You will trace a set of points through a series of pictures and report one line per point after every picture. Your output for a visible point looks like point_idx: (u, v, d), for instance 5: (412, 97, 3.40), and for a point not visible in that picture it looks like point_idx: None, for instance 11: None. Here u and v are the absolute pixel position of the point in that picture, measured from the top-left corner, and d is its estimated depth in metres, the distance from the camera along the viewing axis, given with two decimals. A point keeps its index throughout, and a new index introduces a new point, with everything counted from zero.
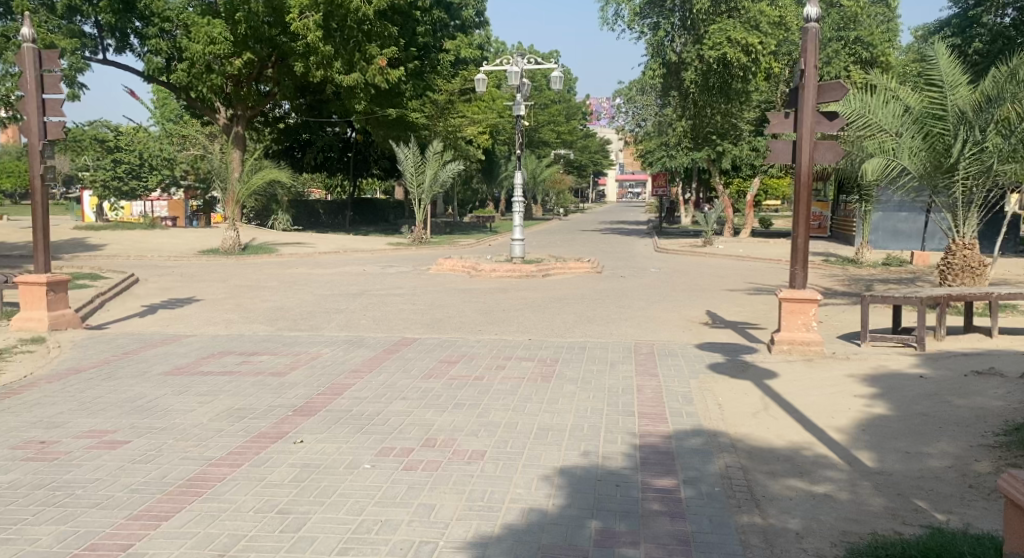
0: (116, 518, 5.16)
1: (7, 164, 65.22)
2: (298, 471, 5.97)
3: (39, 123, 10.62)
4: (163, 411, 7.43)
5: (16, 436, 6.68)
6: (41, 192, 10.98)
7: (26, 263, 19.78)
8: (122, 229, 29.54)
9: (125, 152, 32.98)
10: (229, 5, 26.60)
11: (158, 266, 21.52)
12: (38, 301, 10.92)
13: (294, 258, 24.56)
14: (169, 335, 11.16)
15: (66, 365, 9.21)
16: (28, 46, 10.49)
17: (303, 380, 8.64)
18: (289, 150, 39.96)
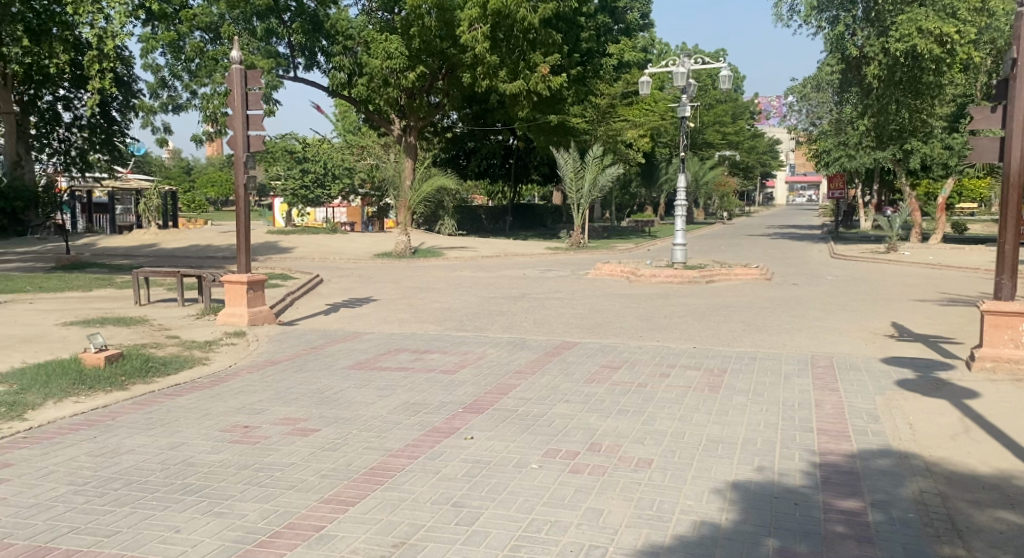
0: (310, 500, 5.52)
1: (212, 175, 70.98)
2: (470, 467, 6.16)
3: (243, 135, 11.54)
4: (347, 403, 7.87)
5: (223, 420, 7.31)
6: (243, 199, 11.94)
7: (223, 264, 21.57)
8: (308, 234, 31.59)
9: (312, 162, 35.20)
10: (405, 21, 27.85)
11: (336, 268, 22.82)
12: (240, 299, 11.88)
13: (460, 261, 25.33)
14: (349, 332, 11.82)
15: (263, 358, 9.95)
16: (235, 67, 11.47)
17: (470, 379, 8.88)
18: (454, 158, 41.56)
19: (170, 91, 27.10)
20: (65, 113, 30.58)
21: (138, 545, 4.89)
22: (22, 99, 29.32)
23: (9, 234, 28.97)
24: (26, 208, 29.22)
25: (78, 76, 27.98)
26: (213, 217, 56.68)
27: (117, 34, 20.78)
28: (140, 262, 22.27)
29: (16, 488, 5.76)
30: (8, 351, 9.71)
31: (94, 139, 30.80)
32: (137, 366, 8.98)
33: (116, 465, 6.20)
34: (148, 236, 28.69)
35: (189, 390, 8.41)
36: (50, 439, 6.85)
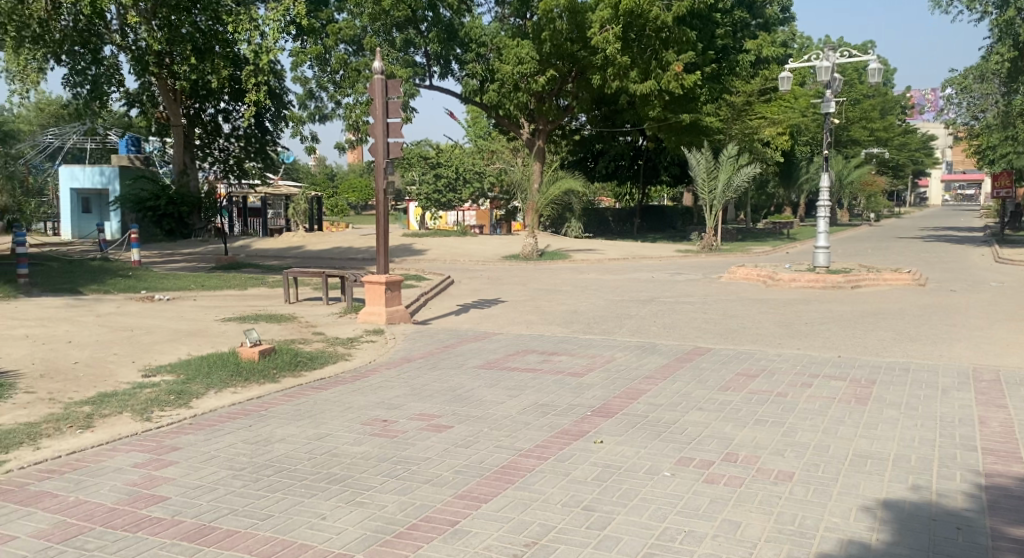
0: (445, 495, 5.57)
1: (353, 181, 73.74)
2: (600, 471, 6.06)
3: (383, 142, 11.88)
4: (480, 402, 7.93)
5: (362, 413, 7.52)
6: (382, 203, 12.28)
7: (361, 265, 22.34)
8: (440, 237, 32.22)
9: (446, 168, 36.39)
10: (537, 26, 28.02)
11: (467, 269, 23.21)
12: (378, 298, 12.22)
13: (588, 265, 25.17)
14: (481, 332, 11.94)
15: (399, 355, 10.19)
16: (377, 77, 11.82)
17: (600, 382, 8.77)
18: (582, 160, 41.52)
19: (317, 102, 28.30)
20: (225, 124, 32.35)
21: (288, 529, 5.06)
22: (189, 112, 31.22)
23: (177, 238, 31.09)
24: (191, 212, 31.18)
25: (236, 89, 29.74)
26: (353, 219, 58.91)
27: (271, 49, 21.92)
28: (286, 263, 23.39)
29: (183, 469, 6.12)
30: (174, 343, 10.37)
31: (250, 148, 32.96)
32: (287, 360, 9.40)
33: (269, 453, 6.48)
34: (294, 238, 30.15)
35: (333, 385, 8.70)
36: (211, 425, 7.26)
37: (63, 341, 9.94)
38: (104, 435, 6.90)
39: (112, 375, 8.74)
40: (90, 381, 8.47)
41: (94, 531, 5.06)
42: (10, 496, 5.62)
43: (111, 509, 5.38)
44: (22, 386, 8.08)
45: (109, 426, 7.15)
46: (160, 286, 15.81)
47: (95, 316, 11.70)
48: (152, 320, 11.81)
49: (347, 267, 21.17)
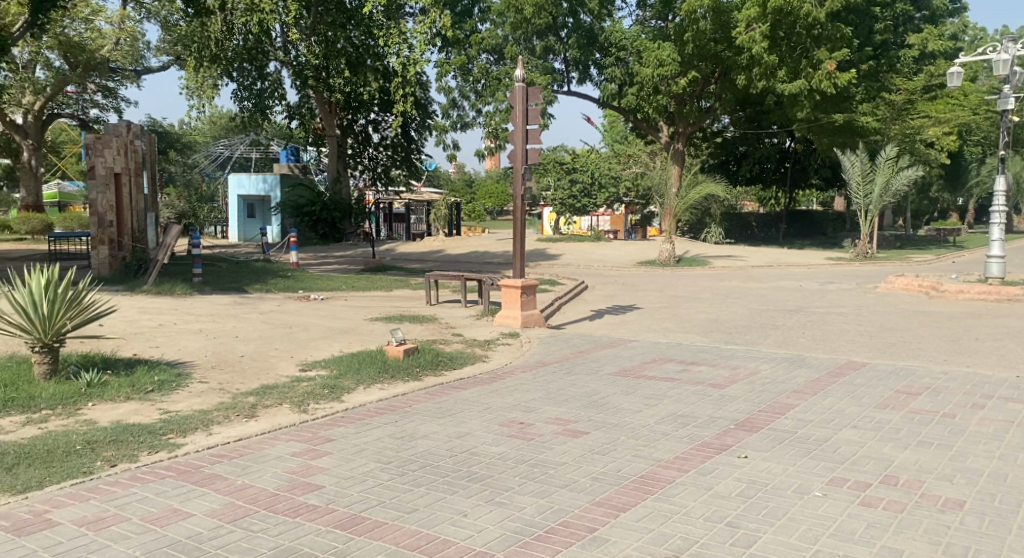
0: (582, 501, 5.54)
1: (491, 187, 74.81)
2: (744, 486, 5.85)
3: (521, 149, 11.99)
4: (617, 409, 7.84)
5: (501, 415, 7.60)
6: (520, 209, 12.39)
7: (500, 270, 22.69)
8: (575, 241, 32.24)
9: (581, 173, 35.70)
10: (679, 27, 27.51)
11: (603, 275, 23.08)
12: (514, 302, 12.33)
13: (729, 271, 24.53)
14: (618, 339, 11.85)
15: (535, 358, 10.26)
16: (517, 85, 11.94)
17: (743, 395, 8.49)
18: (724, 163, 40.26)
19: (459, 110, 28.97)
20: (375, 134, 33.90)
21: (432, 524, 5.17)
22: (342, 123, 32.81)
23: (330, 242, 32.33)
24: (344, 217, 32.41)
25: (386, 100, 31.02)
26: (493, 225, 59.91)
27: (418, 61, 22.64)
28: (428, 267, 24.07)
29: (336, 460, 6.39)
30: (328, 340, 10.87)
31: (395, 157, 34.35)
32: (430, 359, 9.67)
33: (414, 448, 6.67)
34: (435, 243, 30.95)
35: (472, 385, 8.84)
36: (361, 419, 7.56)
37: (230, 335, 10.61)
38: (266, 425, 7.31)
39: (273, 369, 9.26)
40: (253, 374, 8.99)
41: (258, 514, 5.35)
42: (187, 476, 6.04)
43: (273, 494, 5.69)
44: (195, 376, 8.68)
45: (271, 416, 7.58)
46: (316, 287, 16.61)
47: (258, 313, 12.42)
48: (308, 317, 12.43)
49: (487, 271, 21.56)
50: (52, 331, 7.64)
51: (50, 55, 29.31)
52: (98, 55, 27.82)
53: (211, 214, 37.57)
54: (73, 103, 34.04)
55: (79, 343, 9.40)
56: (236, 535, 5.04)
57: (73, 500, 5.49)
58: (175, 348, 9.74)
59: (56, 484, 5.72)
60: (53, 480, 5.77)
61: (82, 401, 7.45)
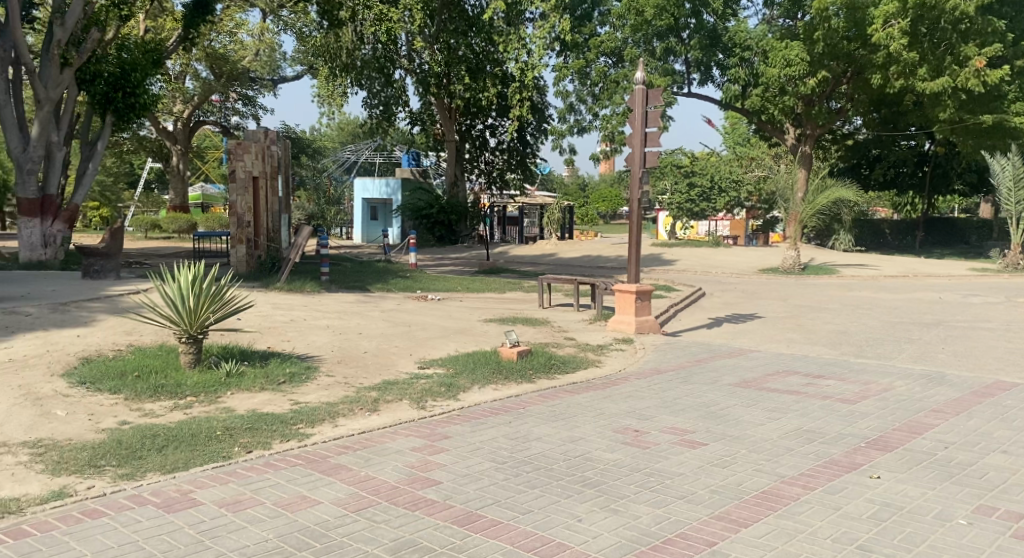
0: (701, 514, 5.54)
1: (605, 191, 74.36)
2: (878, 508, 5.70)
3: (640, 152, 11.96)
4: (738, 421, 7.75)
5: (616, 421, 7.66)
6: (637, 212, 12.38)
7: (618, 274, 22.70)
8: (692, 247, 31.83)
9: (700, 177, 35.43)
10: (809, 25, 26.69)
11: (724, 281, 22.72)
12: (628, 307, 12.32)
13: (858, 281, 23.69)
14: (738, 348, 11.65)
15: (651, 365, 10.24)
16: (638, 87, 11.94)
17: (874, 412, 8.23)
18: (856, 167, 38.76)
19: (577, 114, 29.00)
20: (491, 139, 34.37)
21: (547, 527, 5.31)
22: (461, 129, 33.42)
23: (445, 244, 33.13)
24: (459, 220, 33.11)
25: (504, 105, 31.57)
26: (611, 229, 59.68)
27: (535, 66, 22.72)
28: (543, 270, 24.30)
29: (453, 457, 6.61)
30: (445, 339, 11.19)
31: (511, 161, 34.82)
32: (544, 362, 9.81)
33: (528, 449, 6.82)
34: (549, 246, 31.17)
35: (586, 390, 8.93)
36: (476, 418, 7.78)
37: (354, 331, 11.09)
38: (387, 419, 7.64)
39: (394, 365, 9.63)
40: (375, 369, 9.39)
41: (379, 506, 5.62)
42: (315, 465, 6.40)
43: (394, 487, 5.96)
44: (322, 369, 9.15)
45: (392, 411, 7.91)
46: (432, 287, 17.10)
47: (380, 311, 12.90)
48: (426, 317, 12.83)
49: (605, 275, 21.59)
50: (196, 323, 8.21)
51: (198, 66, 31.21)
52: (241, 65, 30.04)
53: (337, 216, 39.13)
54: (216, 111, 35.80)
55: (219, 335, 10.07)
56: (359, 524, 5.31)
57: (213, 482, 5.92)
58: (304, 342, 10.27)
59: (198, 466, 6.17)
60: (195, 462, 6.23)
61: (222, 389, 7.98)
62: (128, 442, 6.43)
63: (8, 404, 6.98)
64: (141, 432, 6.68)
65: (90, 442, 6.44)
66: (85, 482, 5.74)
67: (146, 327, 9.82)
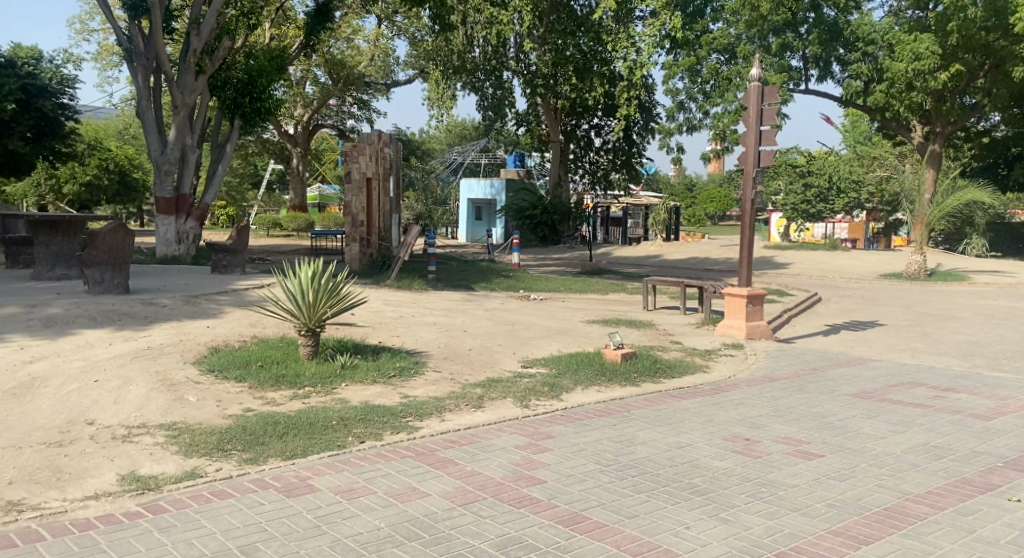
0: (817, 528, 5.41)
1: (714, 190, 72.63)
2: (1016, 533, 5.40)
3: (754, 152, 11.74)
4: (856, 434, 7.51)
5: (726, 428, 7.56)
6: (749, 213, 12.15)
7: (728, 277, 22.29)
8: (807, 250, 30.86)
9: (816, 176, 33.93)
10: (941, 16, 25.39)
11: (841, 287, 21.97)
12: (739, 311, 12.12)
13: (990, 288, 22.45)
14: (855, 357, 11.26)
15: (763, 372, 10.04)
16: (753, 84, 11.72)
17: (1010, 430, 7.80)
18: (992, 166, 36.62)
19: (687, 113, 28.47)
20: (597, 139, 34.30)
21: (653, 532, 5.31)
22: (566, 129, 33.48)
23: (548, 244, 33.18)
24: (563, 220, 33.17)
25: (610, 104, 31.58)
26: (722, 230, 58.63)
27: (645, 64, 22.49)
28: (649, 271, 24.12)
29: (557, 457, 6.68)
30: (549, 339, 11.27)
31: (616, 161, 34.39)
32: (648, 366, 9.76)
33: (634, 453, 6.83)
34: (655, 247, 30.87)
35: (694, 395, 8.84)
36: (580, 419, 7.83)
37: (460, 329, 11.32)
38: (493, 416, 7.79)
39: (500, 364, 9.79)
40: (481, 366, 9.58)
41: (485, 501, 5.74)
42: (424, 457, 6.59)
43: (500, 483, 6.08)
44: (430, 365, 9.39)
45: (497, 408, 8.06)
46: (536, 287, 17.22)
47: (485, 310, 13.11)
48: (532, 316, 12.96)
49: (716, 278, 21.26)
50: (315, 317, 8.58)
51: (317, 71, 32.46)
52: (357, 71, 30.94)
53: (443, 217, 39.90)
54: (334, 115, 37.35)
55: (334, 329, 10.48)
56: (467, 519, 5.45)
57: (329, 470, 6.19)
58: (414, 338, 10.56)
59: (315, 454, 6.46)
60: (313, 450, 6.53)
61: (337, 380, 8.31)
62: (252, 428, 6.79)
63: (146, 388, 7.48)
64: (264, 419, 7.05)
65: (218, 426, 6.84)
66: (214, 464, 6.11)
67: (269, 320, 10.32)
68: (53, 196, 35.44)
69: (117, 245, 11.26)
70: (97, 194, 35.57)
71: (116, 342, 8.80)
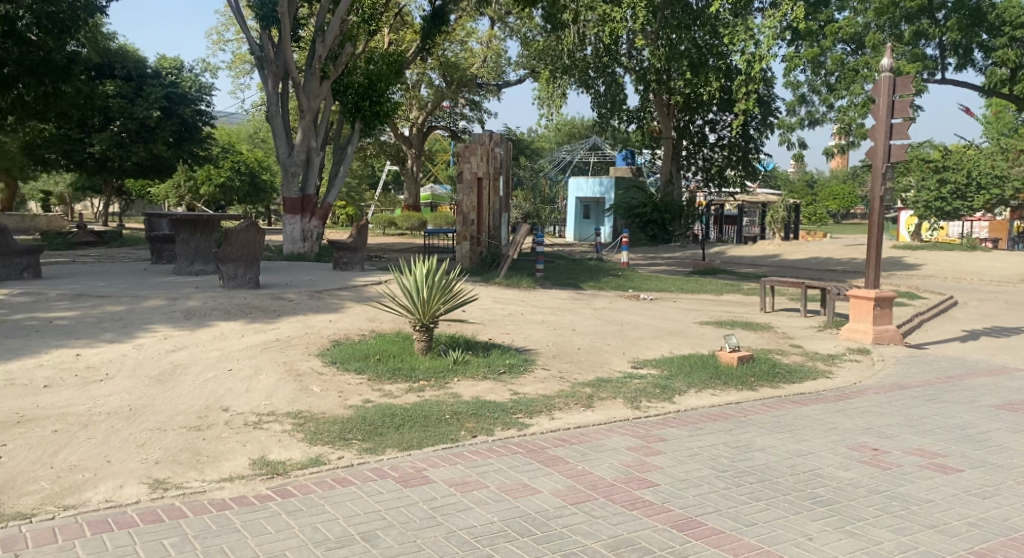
0: (956, 548, 5.10)
1: (837, 186, 69.73)
2: None
3: (884, 146, 11.21)
4: (999, 448, 7.05)
5: (852, 437, 7.25)
6: (876, 212, 11.62)
7: (854, 279, 21.38)
8: (940, 250, 29.23)
9: (953, 172, 32.25)
10: None
11: (979, 290, 20.68)
12: (865, 314, 11.62)
13: None
14: (996, 366, 10.56)
15: (892, 379, 9.58)
16: (884, 75, 11.20)
17: None
18: None
19: (809, 107, 27.33)
20: (711, 135, 33.57)
21: (774, 542, 5.14)
22: (679, 125, 32.94)
23: (658, 243, 32.76)
24: (674, 219, 32.62)
25: (726, 100, 30.85)
26: (846, 229, 56.30)
27: (764, 57, 21.72)
28: (767, 272, 23.40)
29: (671, 460, 6.57)
30: (661, 340, 11.11)
31: (732, 157, 33.62)
32: (766, 370, 9.45)
33: (751, 459, 6.63)
34: (772, 246, 29.93)
35: (815, 402, 8.52)
36: (694, 423, 7.66)
37: (569, 327, 11.30)
38: (603, 416, 7.73)
39: (610, 363, 9.71)
40: (591, 366, 9.53)
41: (598, 501, 5.69)
42: (534, 454, 6.60)
43: (611, 484, 6.01)
44: (539, 363, 9.41)
45: (607, 408, 7.99)
46: (646, 287, 17.00)
47: (594, 309, 13.03)
48: (642, 316, 12.82)
49: (840, 279, 20.44)
50: (429, 313, 8.75)
51: (431, 74, 33.10)
52: (470, 72, 31.40)
53: (551, 215, 39.96)
54: (447, 116, 38.00)
55: (446, 325, 10.66)
56: (578, 518, 5.42)
57: (444, 462, 6.28)
58: (524, 336, 10.61)
59: (430, 446, 6.57)
60: (428, 442, 6.64)
61: (450, 375, 8.44)
62: (370, 419, 6.96)
63: (274, 378, 7.81)
64: (382, 410, 7.22)
65: (339, 416, 7.05)
66: (337, 452, 6.31)
67: (386, 315, 10.59)
68: (190, 196, 37.55)
69: (248, 244, 11.67)
70: (230, 196, 37.43)
71: (247, 334, 9.23)
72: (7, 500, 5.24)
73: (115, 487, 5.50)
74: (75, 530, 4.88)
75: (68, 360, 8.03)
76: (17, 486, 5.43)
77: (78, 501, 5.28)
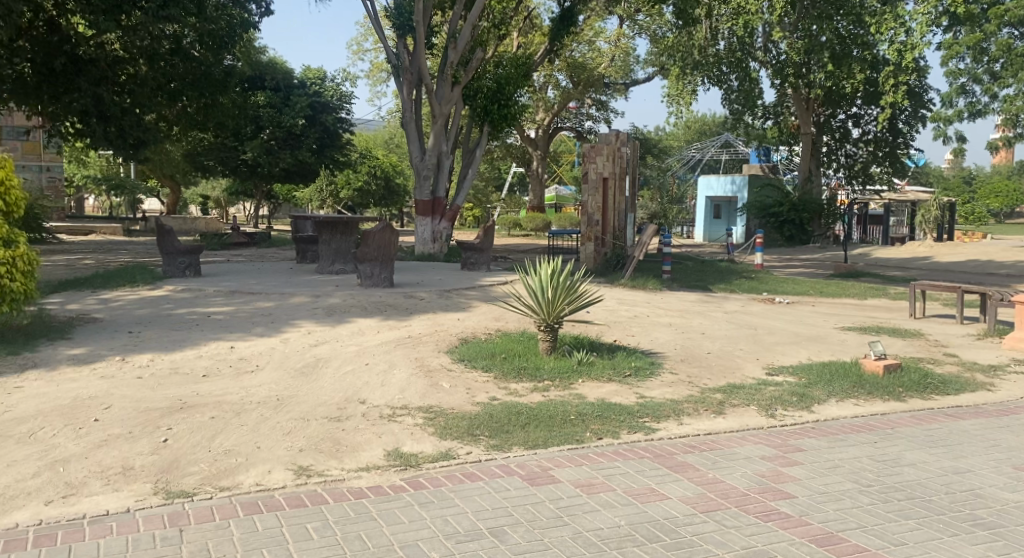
0: None
1: (996, 184, 64.85)
2: None
3: None
4: None
5: (1016, 456, 6.61)
6: None
7: (1016, 284, 19.74)
8: None
9: None
10: None
11: None
12: None
13: None
14: None
15: None
16: None
17: None
18: None
19: (970, 97, 25.51)
20: (855, 129, 32.03)
21: None
22: (819, 120, 31.70)
23: (795, 244, 31.52)
24: (813, 218, 31.26)
25: (871, 92, 29.31)
26: (1006, 229, 52.18)
27: (917, 46, 20.35)
28: (916, 275, 22.00)
29: (810, 472, 6.18)
30: (798, 346, 10.57)
31: (878, 153, 31.97)
32: (915, 380, 8.81)
33: (899, 474, 6.16)
34: (923, 248, 28.11)
35: (971, 416, 7.85)
36: (835, 434, 7.21)
37: (699, 331, 10.93)
38: (734, 423, 7.39)
39: (743, 369, 9.30)
40: (722, 371, 9.14)
41: (730, 511, 5.41)
42: (662, 459, 6.37)
43: (745, 494, 5.71)
44: (667, 366, 9.13)
45: (739, 415, 7.65)
46: (782, 290, 16.29)
47: (725, 313, 12.58)
48: (778, 321, 12.26)
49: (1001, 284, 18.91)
50: (554, 314, 8.63)
51: (558, 76, 33.11)
52: (598, 72, 31.32)
53: (679, 216, 39.16)
54: (573, 117, 37.92)
55: (571, 325, 10.52)
56: (709, 526, 5.16)
57: (570, 463, 6.15)
58: (651, 339, 10.33)
59: (556, 446, 6.46)
60: (553, 442, 6.52)
61: (577, 377, 8.29)
62: (497, 417, 6.91)
63: (406, 373, 7.90)
64: (508, 409, 7.17)
65: (467, 412, 7.04)
66: (465, 447, 6.30)
67: (512, 315, 10.56)
68: (329, 200, 39.11)
69: (384, 244, 11.89)
70: (366, 198, 38.72)
71: (382, 330, 9.40)
72: (172, 479, 5.50)
73: (264, 471, 5.67)
74: (229, 510, 5.04)
75: (222, 351, 8.40)
76: (181, 466, 5.69)
77: (232, 483, 5.48)
